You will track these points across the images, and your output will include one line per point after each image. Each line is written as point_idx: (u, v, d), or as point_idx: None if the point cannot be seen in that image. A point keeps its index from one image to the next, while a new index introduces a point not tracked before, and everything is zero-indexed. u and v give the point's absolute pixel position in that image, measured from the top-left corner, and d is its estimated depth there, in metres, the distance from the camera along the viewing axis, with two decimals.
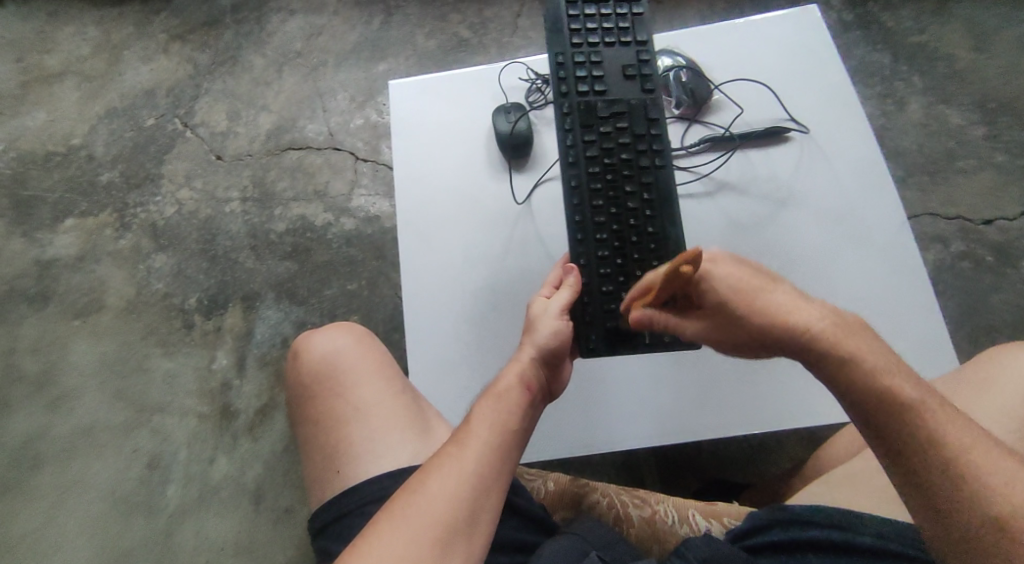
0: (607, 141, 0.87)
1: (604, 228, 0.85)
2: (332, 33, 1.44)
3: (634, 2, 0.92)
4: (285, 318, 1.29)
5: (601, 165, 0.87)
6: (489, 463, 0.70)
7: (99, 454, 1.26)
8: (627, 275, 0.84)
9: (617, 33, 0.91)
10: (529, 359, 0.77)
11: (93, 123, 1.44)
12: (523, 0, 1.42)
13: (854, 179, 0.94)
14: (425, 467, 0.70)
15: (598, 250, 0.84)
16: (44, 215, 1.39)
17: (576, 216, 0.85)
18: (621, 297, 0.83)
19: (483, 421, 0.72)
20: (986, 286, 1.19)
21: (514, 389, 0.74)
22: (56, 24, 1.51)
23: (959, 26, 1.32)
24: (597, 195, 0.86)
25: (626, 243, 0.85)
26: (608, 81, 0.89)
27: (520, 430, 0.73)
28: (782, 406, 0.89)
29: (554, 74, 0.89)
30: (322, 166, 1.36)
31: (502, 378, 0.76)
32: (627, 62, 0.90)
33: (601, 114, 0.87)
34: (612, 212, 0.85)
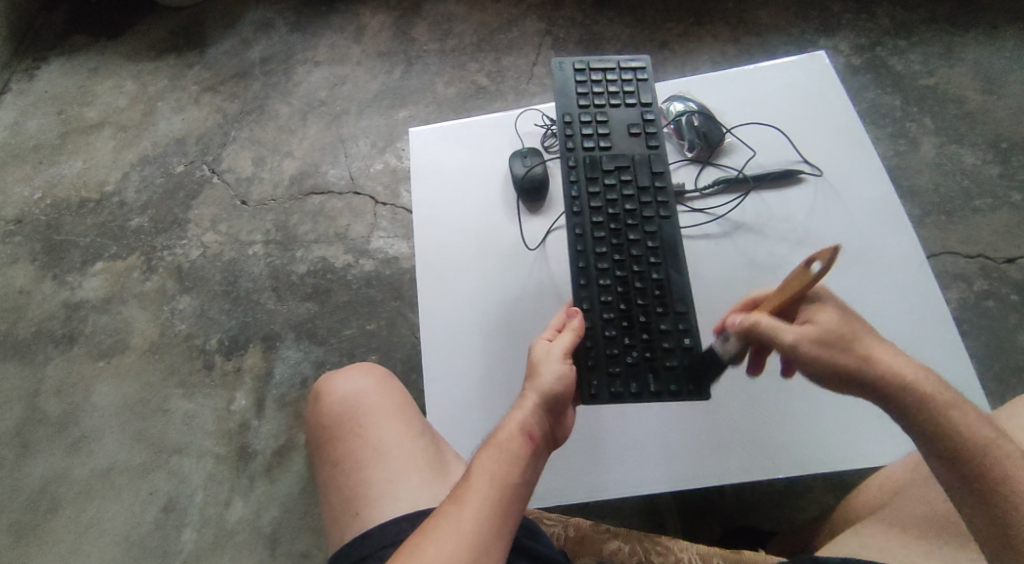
0: (611, 193, 0.90)
1: (607, 274, 0.87)
2: (355, 83, 1.50)
3: (638, 70, 0.99)
4: (304, 359, 1.30)
5: (604, 215, 0.89)
6: (488, 523, 0.67)
7: (118, 496, 1.27)
8: (630, 320, 0.85)
9: (622, 96, 0.96)
10: (533, 406, 0.75)
11: (126, 171, 1.49)
12: (538, 50, 1.47)
13: (869, 221, 0.95)
14: (422, 530, 0.67)
15: (603, 295, 0.86)
16: (75, 258, 1.43)
17: (580, 262, 0.87)
18: (624, 342, 0.84)
19: (482, 475, 0.70)
20: (1012, 324, 1.17)
21: (516, 440, 0.72)
22: (96, 79, 1.60)
23: (967, 68, 1.34)
24: (601, 242, 0.88)
25: (629, 289, 0.86)
26: (613, 137, 0.94)
27: (521, 486, 0.70)
28: (802, 450, 0.87)
29: (561, 131, 0.94)
30: (343, 209, 1.40)
31: (504, 426, 0.74)
32: (632, 121, 0.95)
33: (606, 167, 0.92)
34: (615, 259, 0.87)
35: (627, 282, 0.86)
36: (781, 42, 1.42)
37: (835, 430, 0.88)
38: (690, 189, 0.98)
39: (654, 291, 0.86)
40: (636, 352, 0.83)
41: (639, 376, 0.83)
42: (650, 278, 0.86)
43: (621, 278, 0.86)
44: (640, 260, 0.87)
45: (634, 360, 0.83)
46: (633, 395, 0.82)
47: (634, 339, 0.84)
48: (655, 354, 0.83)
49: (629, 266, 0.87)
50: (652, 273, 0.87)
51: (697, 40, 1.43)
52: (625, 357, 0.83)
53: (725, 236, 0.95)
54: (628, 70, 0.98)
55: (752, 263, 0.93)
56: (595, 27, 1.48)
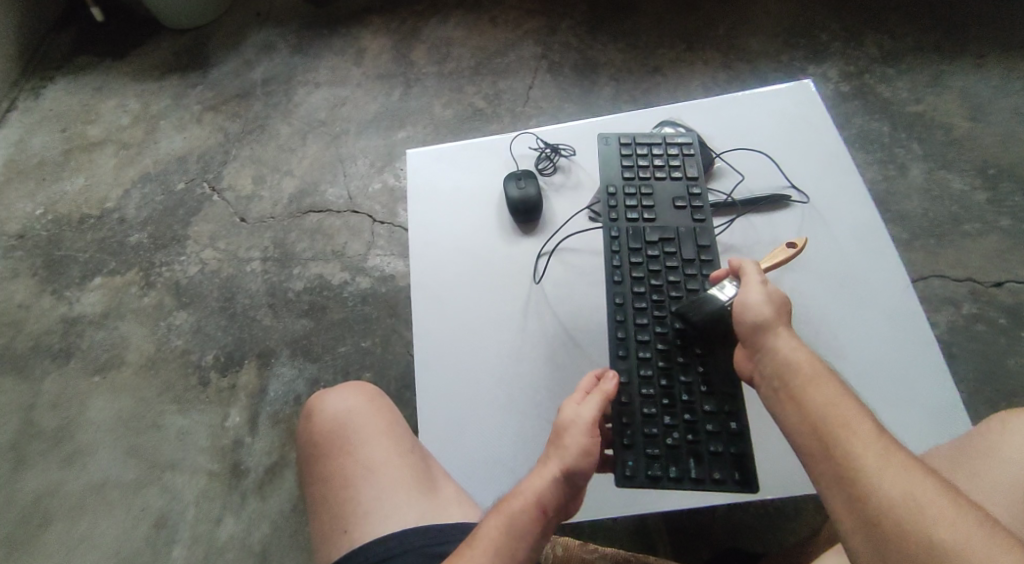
0: (655, 263, 0.88)
1: (648, 347, 0.83)
2: (355, 104, 1.53)
3: (687, 142, 0.98)
4: (299, 376, 1.31)
5: (647, 286, 0.87)
6: None
7: (108, 512, 1.26)
8: (671, 399, 0.80)
9: (668, 168, 0.96)
10: (552, 472, 0.74)
11: (127, 188, 1.51)
12: (535, 73, 1.50)
13: (855, 245, 0.95)
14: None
15: (641, 369, 0.82)
16: (74, 274, 1.45)
17: (621, 333, 0.85)
18: (664, 423, 0.79)
19: (485, 550, 0.70)
20: (1002, 348, 1.18)
21: (527, 515, 0.72)
22: (101, 97, 1.62)
23: (954, 96, 1.37)
24: (643, 313, 0.85)
25: (672, 364, 0.82)
26: (659, 209, 0.92)
27: (525, 561, 0.71)
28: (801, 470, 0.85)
29: (603, 200, 0.94)
30: (341, 228, 1.41)
31: (518, 496, 0.73)
32: (678, 194, 0.93)
33: (649, 238, 0.90)
34: (656, 331, 0.84)
35: (669, 356, 0.82)
36: (772, 68, 1.45)
37: None
38: None
39: (698, 367, 0.81)
40: (678, 433, 0.79)
41: (679, 460, 0.78)
42: (693, 355, 0.82)
43: (663, 352, 0.83)
44: (683, 334, 0.84)
45: (674, 441, 0.79)
46: (671, 480, 0.77)
47: (676, 419, 0.79)
48: (697, 437, 0.79)
49: (671, 340, 0.83)
50: (697, 348, 0.82)
51: (690, 65, 1.47)
52: (664, 439, 0.79)
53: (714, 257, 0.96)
54: (676, 142, 0.98)
55: None
56: (591, 52, 1.51)
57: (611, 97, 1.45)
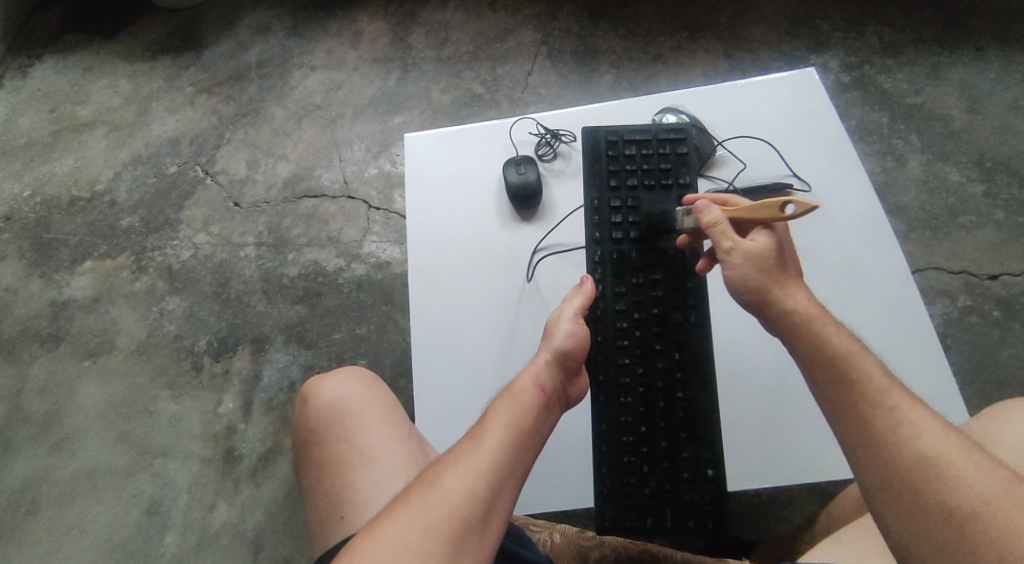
0: (638, 294, 0.85)
1: (629, 391, 0.83)
2: (351, 88, 1.51)
3: (679, 140, 0.90)
4: (293, 362, 1.30)
5: (630, 320, 0.85)
6: (503, 463, 0.69)
7: (99, 498, 1.25)
8: (650, 446, 0.83)
9: (658, 176, 0.89)
10: (545, 361, 0.77)
11: (118, 170, 1.49)
12: (534, 59, 1.49)
13: (858, 234, 0.95)
14: (441, 462, 0.70)
15: (621, 414, 0.83)
16: (64, 257, 1.42)
17: (600, 375, 0.84)
18: (642, 470, 0.82)
19: (498, 420, 0.72)
20: (994, 340, 1.19)
21: (530, 392, 0.74)
22: (90, 77, 1.59)
23: (953, 88, 1.37)
24: (623, 352, 0.84)
25: (652, 409, 0.83)
26: (645, 228, 0.87)
27: (535, 431, 0.72)
28: (802, 457, 0.86)
29: (588, 219, 0.89)
30: (336, 213, 1.40)
31: (519, 377, 0.76)
32: (668, 208, 0.88)
33: (635, 265, 0.86)
34: (638, 373, 0.84)
35: (649, 402, 0.83)
36: (772, 58, 1.44)
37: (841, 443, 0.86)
38: None
39: (678, 412, 0.83)
40: (654, 483, 0.82)
41: (655, 510, 0.81)
42: (674, 399, 0.83)
43: (643, 396, 0.83)
44: (667, 376, 0.84)
45: (652, 490, 0.82)
46: (648, 529, 0.81)
47: (654, 468, 0.82)
48: (675, 485, 0.82)
49: (653, 382, 0.84)
50: (677, 392, 0.83)
51: (689, 54, 1.46)
52: (642, 488, 0.82)
53: None
54: (667, 140, 0.90)
55: None
56: (590, 39, 1.49)
57: (609, 85, 1.44)
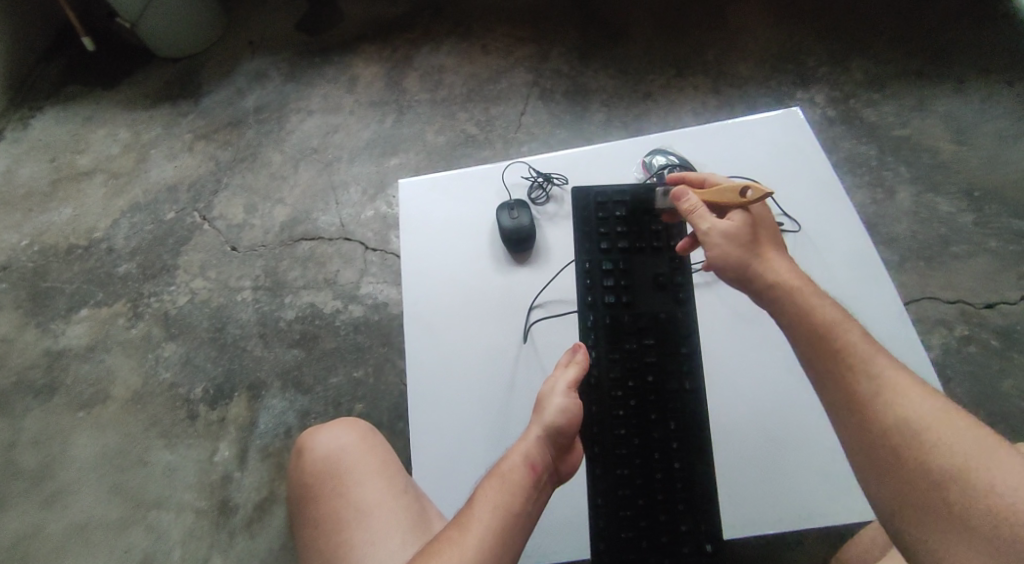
0: (632, 360, 0.84)
1: (626, 463, 0.82)
2: (346, 131, 1.53)
3: (673, 200, 0.89)
4: (289, 408, 1.28)
5: (626, 388, 0.83)
6: (486, 553, 0.69)
7: (90, 553, 1.22)
8: (650, 520, 0.80)
9: (648, 238, 0.88)
10: (534, 438, 0.77)
11: (116, 217, 1.50)
12: (526, 100, 1.51)
13: (850, 273, 0.94)
14: (426, 550, 0.70)
15: (619, 488, 0.81)
16: (60, 305, 1.42)
17: (597, 447, 0.82)
18: (643, 545, 0.79)
19: (484, 506, 0.72)
20: (997, 371, 1.16)
21: (516, 472, 0.75)
22: (91, 127, 1.62)
23: (939, 120, 1.38)
24: (621, 422, 0.83)
25: (651, 482, 0.81)
26: (637, 292, 0.87)
27: (523, 515, 0.72)
28: (812, 503, 0.83)
29: (580, 282, 0.88)
30: (333, 255, 1.40)
31: (508, 458, 0.76)
32: (659, 271, 0.87)
33: (627, 330, 0.85)
34: (635, 444, 0.82)
35: (648, 474, 0.81)
36: (760, 93, 1.46)
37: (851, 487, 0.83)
38: None
39: (677, 484, 0.81)
40: (654, 560, 0.79)
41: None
42: (671, 470, 0.81)
43: (641, 467, 0.81)
44: (664, 447, 0.82)
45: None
46: None
47: (655, 543, 0.79)
48: (675, 561, 0.79)
49: (650, 451, 0.82)
50: (675, 464, 0.82)
51: (679, 91, 1.48)
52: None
53: (710, 290, 0.94)
54: (657, 199, 0.89)
55: (741, 318, 0.92)
56: (581, 79, 1.52)
57: (601, 123, 1.46)
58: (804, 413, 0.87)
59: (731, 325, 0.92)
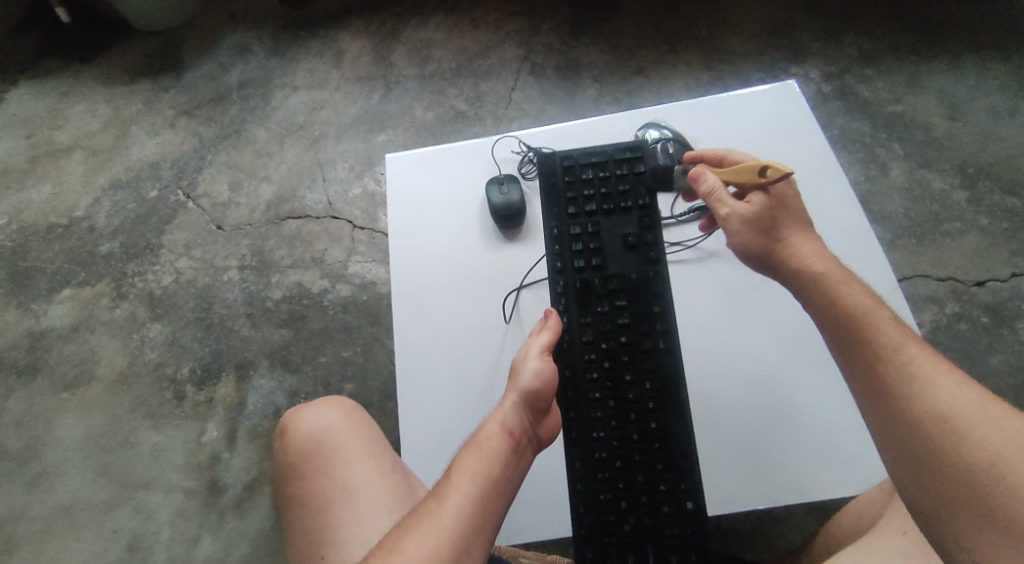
0: (604, 322, 0.85)
1: (602, 426, 0.82)
2: (333, 107, 1.50)
3: (635, 160, 0.90)
4: (278, 388, 1.27)
5: (597, 351, 0.84)
6: (469, 521, 0.67)
7: (78, 534, 1.21)
8: (628, 481, 0.80)
9: (615, 200, 0.89)
10: (511, 405, 0.75)
11: (97, 195, 1.47)
12: (517, 75, 1.49)
13: (842, 247, 0.94)
14: (404, 524, 0.68)
15: (596, 451, 0.81)
16: (41, 285, 1.39)
17: (572, 411, 0.82)
18: (620, 506, 0.80)
19: (462, 474, 0.70)
20: (984, 347, 1.18)
21: (494, 437, 0.72)
22: (69, 103, 1.58)
23: (932, 96, 1.38)
24: (595, 385, 0.83)
25: (628, 443, 0.81)
26: (606, 254, 0.87)
27: (503, 482, 0.70)
28: (795, 477, 0.84)
29: (549, 249, 0.88)
30: (321, 234, 1.38)
31: (486, 425, 0.74)
32: (628, 231, 0.88)
33: (598, 292, 0.86)
34: (611, 407, 0.82)
35: (624, 435, 0.81)
36: (753, 69, 1.45)
37: (836, 460, 0.84)
38: (666, 216, 0.98)
39: (654, 443, 0.81)
40: (634, 520, 0.79)
41: (636, 548, 0.79)
42: (648, 429, 0.81)
43: (617, 430, 0.82)
44: (639, 408, 0.82)
45: (631, 528, 0.79)
46: None
47: (633, 504, 0.80)
48: (655, 521, 0.79)
49: (626, 413, 0.82)
50: (651, 424, 0.82)
51: (672, 67, 1.46)
52: (621, 526, 0.79)
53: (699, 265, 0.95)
54: (623, 159, 0.90)
55: (731, 293, 0.93)
56: (573, 54, 1.50)
57: (593, 99, 1.45)
58: (786, 390, 0.87)
59: (720, 300, 0.93)
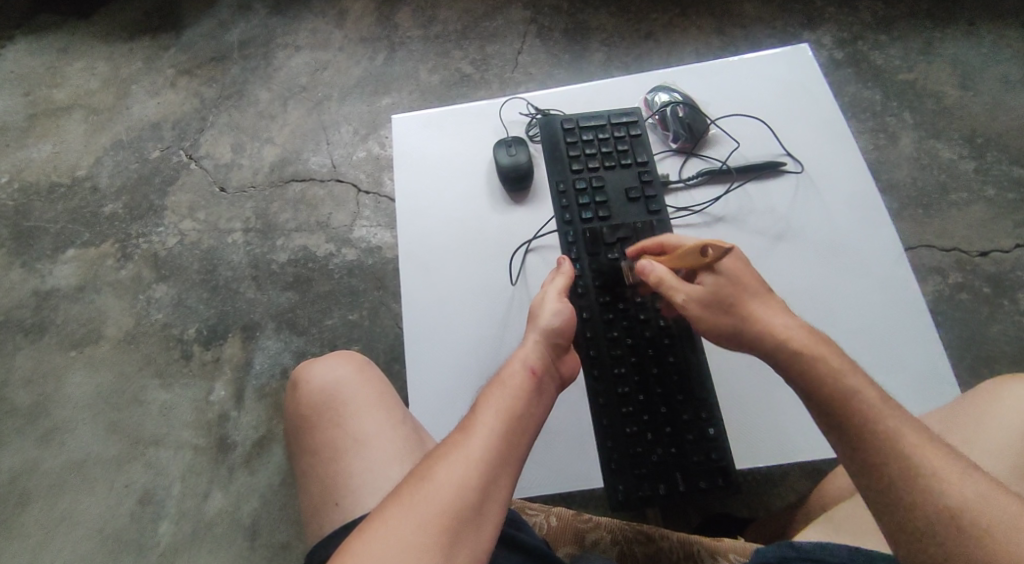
0: (616, 268, 0.88)
1: (621, 361, 0.85)
2: (336, 68, 1.48)
3: (632, 124, 0.96)
4: (285, 349, 1.28)
5: (611, 294, 0.87)
6: (496, 453, 0.68)
7: (91, 488, 1.24)
8: (650, 413, 0.83)
9: (616, 157, 0.94)
10: (534, 342, 0.77)
11: (99, 155, 1.45)
12: (524, 38, 1.46)
13: (850, 215, 0.94)
14: (432, 455, 0.69)
15: (617, 386, 0.84)
16: (46, 245, 1.39)
17: (591, 350, 0.85)
18: (646, 437, 0.83)
19: (490, 410, 0.71)
20: (984, 317, 1.19)
21: (519, 374, 0.73)
22: (67, 60, 1.55)
23: (945, 65, 1.36)
24: (611, 325, 0.86)
25: (647, 376, 0.84)
26: (612, 206, 0.92)
27: (527, 416, 0.71)
28: (805, 434, 0.84)
29: (557, 202, 0.93)
30: (325, 197, 1.37)
31: (509, 363, 0.75)
32: (630, 185, 0.93)
33: (607, 240, 0.89)
34: (628, 343, 0.85)
35: (644, 370, 0.84)
36: (764, 34, 1.42)
37: None
38: (675, 180, 0.97)
39: (672, 375, 0.84)
40: (661, 450, 0.83)
41: (666, 476, 0.82)
42: (666, 363, 0.85)
43: (636, 365, 0.85)
44: (656, 343, 0.85)
45: (659, 457, 0.83)
46: (661, 496, 0.82)
47: (658, 434, 0.83)
48: (680, 449, 0.83)
49: (643, 349, 0.85)
50: (669, 356, 0.85)
51: (682, 31, 1.43)
52: (649, 456, 0.83)
53: (706, 229, 0.95)
54: (620, 123, 0.96)
55: None
56: (581, 16, 1.47)
57: (601, 64, 1.42)
58: None
59: None
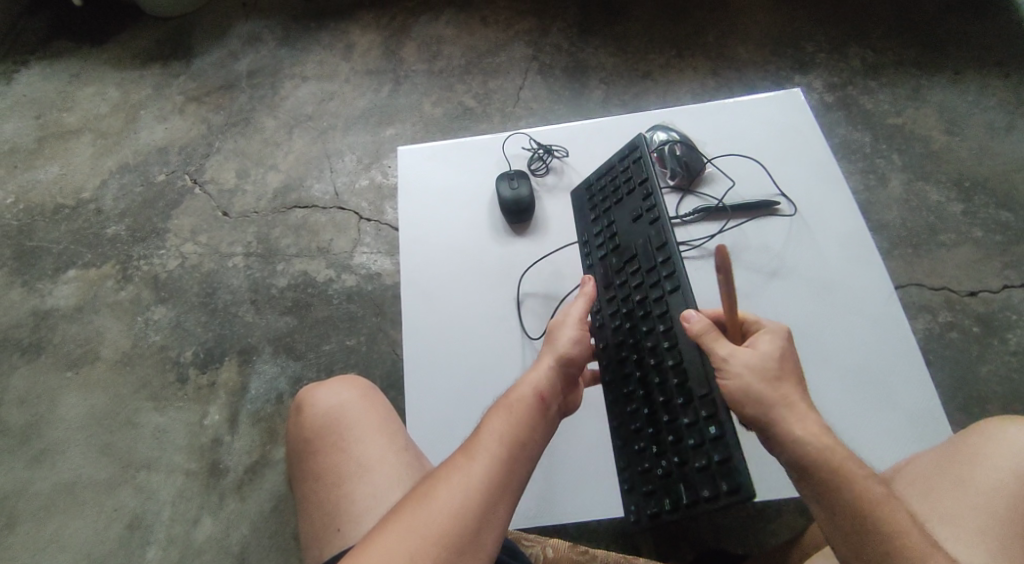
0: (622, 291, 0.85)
1: (631, 380, 0.81)
2: (342, 99, 1.51)
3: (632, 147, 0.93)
4: (281, 373, 1.29)
5: (619, 315, 0.84)
6: (496, 478, 0.69)
7: (79, 511, 1.23)
8: (655, 426, 0.77)
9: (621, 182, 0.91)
10: (547, 366, 0.78)
11: (104, 177, 1.48)
12: (525, 75, 1.50)
13: (841, 253, 0.96)
14: (434, 475, 0.69)
15: (628, 406, 0.81)
16: (47, 265, 1.40)
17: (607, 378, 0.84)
18: (652, 451, 0.77)
19: (492, 434, 0.72)
20: (975, 356, 1.21)
21: (526, 400, 0.74)
22: (78, 85, 1.59)
23: (933, 110, 1.40)
24: (621, 347, 0.83)
25: (649, 386, 0.79)
26: (619, 230, 0.89)
27: (529, 441, 0.72)
28: None
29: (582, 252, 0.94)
30: (326, 224, 1.39)
31: (518, 387, 0.76)
32: (632, 204, 0.89)
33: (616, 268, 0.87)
34: (632, 359, 0.81)
35: (646, 382, 0.79)
36: (757, 76, 1.47)
37: None
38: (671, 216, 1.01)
39: (673, 379, 0.76)
40: (664, 462, 0.75)
41: (671, 490, 0.74)
42: (665, 366, 0.77)
43: (641, 380, 0.80)
44: (655, 349, 0.79)
45: (663, 470, 0.75)
46: (669, 513, 0.73)
47: (662, 446, 0.76)
48: (683, 458, 0.73)
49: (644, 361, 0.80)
50: (667, 359, 0.77)
51: (679, 71, 1.48)
52: (655, 471, 0.76)
53: (701, 263, 0.97)
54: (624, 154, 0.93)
55: None
56: (580, 55, 1.51)
57: (600, 101, 1.46)
58: None
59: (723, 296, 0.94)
